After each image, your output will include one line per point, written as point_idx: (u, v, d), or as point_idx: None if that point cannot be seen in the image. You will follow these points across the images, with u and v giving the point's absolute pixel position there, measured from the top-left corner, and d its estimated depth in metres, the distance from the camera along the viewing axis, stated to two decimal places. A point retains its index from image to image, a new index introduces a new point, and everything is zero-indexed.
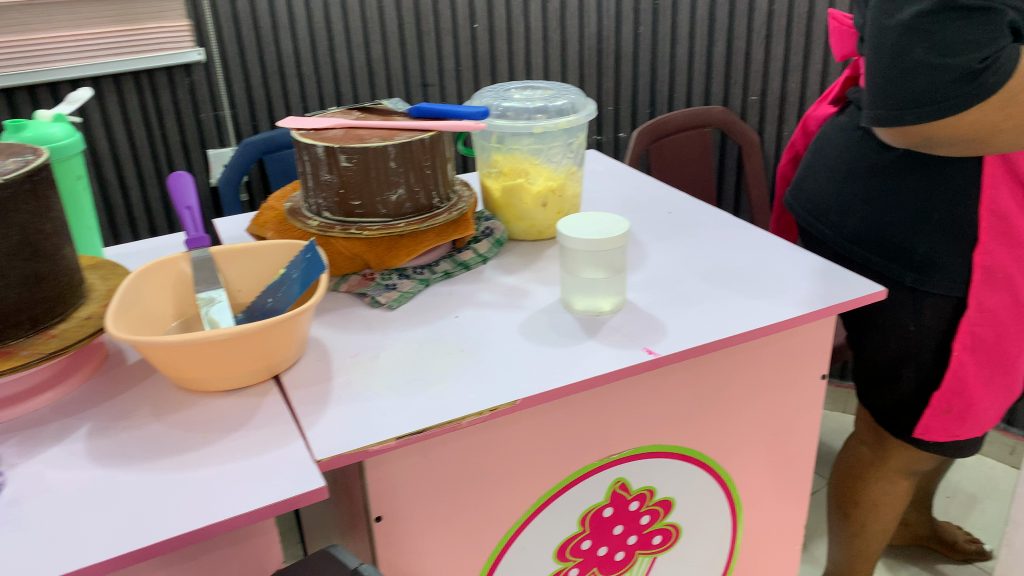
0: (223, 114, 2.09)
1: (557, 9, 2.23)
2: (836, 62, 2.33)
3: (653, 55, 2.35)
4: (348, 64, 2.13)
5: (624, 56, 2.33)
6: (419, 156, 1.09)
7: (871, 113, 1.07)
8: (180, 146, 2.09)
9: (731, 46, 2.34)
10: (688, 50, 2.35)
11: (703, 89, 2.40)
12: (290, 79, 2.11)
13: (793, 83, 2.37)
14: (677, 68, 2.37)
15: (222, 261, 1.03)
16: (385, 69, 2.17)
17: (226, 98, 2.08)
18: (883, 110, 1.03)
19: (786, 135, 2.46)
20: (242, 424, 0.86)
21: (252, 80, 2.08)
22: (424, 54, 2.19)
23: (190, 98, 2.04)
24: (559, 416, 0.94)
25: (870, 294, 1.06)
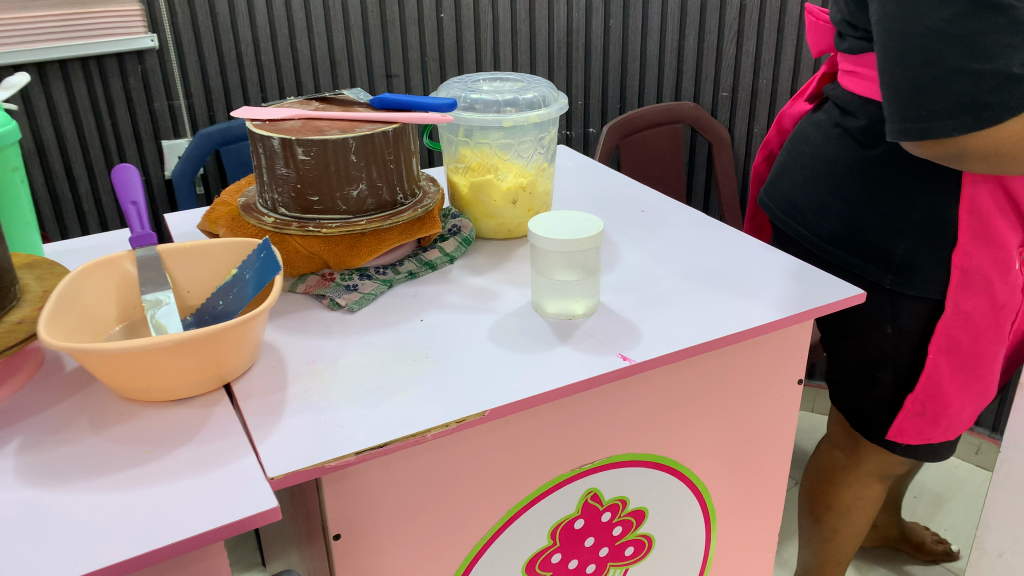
0: (178, 104, 2.01)
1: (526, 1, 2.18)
2: None
3: (621, 49, 2.31)
4: (309, 53, 2.06)
5: (594, 50, 2.29)
6: (382, 150, 1.03)
7: (893, 129, 1.01)
8: (133, 136, 2.00)
9: (702, 42, 2.31)
10: (659, 45, 2.31)
11: (673, 85, 2.36)
12: (249, 69, 2.03)
13: (763, 79, 2.35)
14: (647, 63, 2.34)
15: (169, 260, 0.97)
16: (348, 60, 2.10)
17: (181, 87, 1.99)
18: (910, 123, 0.98)
19: (756, 133, 2.45)
20: (189, 438, 0.80)
21: (208, 69, 2.00)
22: (388, 44, 2.13)
23: (142, 87, 1.96)
24: (528, 425, 0.89)
25: (849, 297, 1.03)
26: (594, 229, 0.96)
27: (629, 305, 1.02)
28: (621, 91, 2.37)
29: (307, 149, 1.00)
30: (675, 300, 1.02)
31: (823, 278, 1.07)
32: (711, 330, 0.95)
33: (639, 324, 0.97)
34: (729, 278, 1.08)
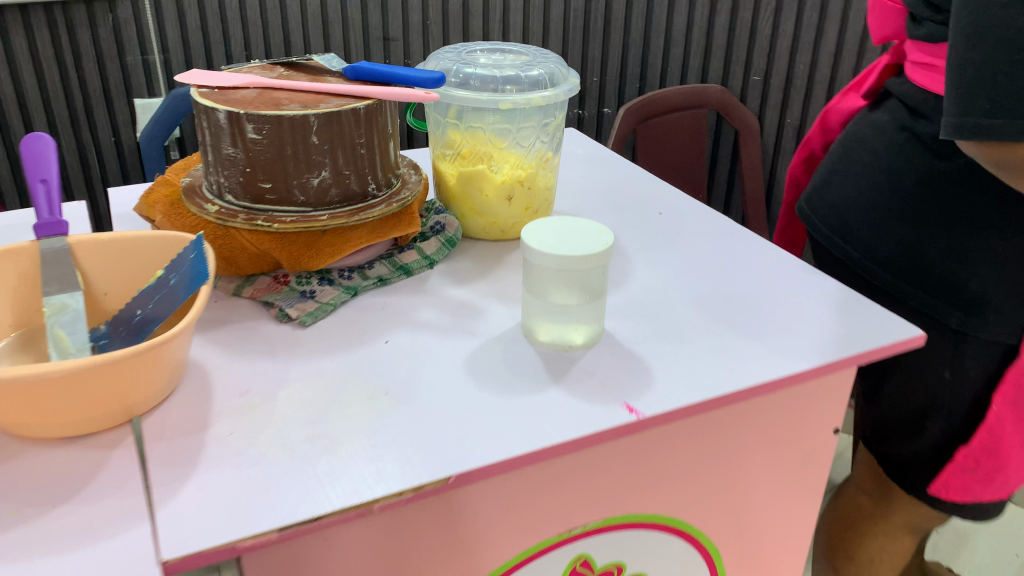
0: (152, 60, 1.82)
1: None
2: (847, 44, 2.10)
3: (646, 23, 2.11)
4: (300, 9, 1.87)
5: (614, 22, 2.08)
6: (351, 131, 0.85)
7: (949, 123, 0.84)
8: (101, 94, 1.81)
9: (734, 19, 2.10)
10: (686, 20, 2.10)
11: (699, 65, 2.16)
12: (233, 25, 1.84)
13: (799, 65, 2.15)
14: (672, 40, 2.14)
15: (83, 254, 0.79)
16: (342, 19, 1.91)
17: (156, 41, 1.80)
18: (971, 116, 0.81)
19: (786, 122, 2.24)
20: (72, 494, 0.63)
21: (186, 22, 1.80)
22: (388, 4, 1.93)
23: (113, 39, 1.76)
24: (507, 488, 0.71)
25: (906, 339, 0.85)
26: (602, 242, 0.78)
27: (639, 336, 0.84)
28: (643, 71, 2.17)
29: (257, 126, 0.82)
30: (696, 333, 0.84)
31: (876, 312, 0.90)
32: (740, 377, 0.77)
33: (651, 364, 0.79)
34: (761, 306, 0.90)
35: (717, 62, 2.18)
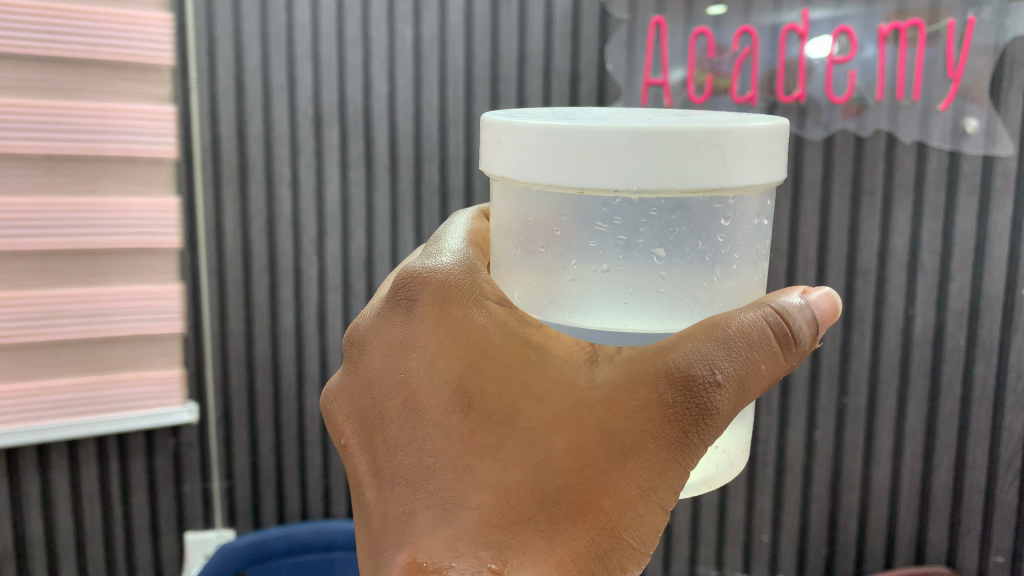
0: (212, 486, 1.62)
1: (338, 314, 1.60)
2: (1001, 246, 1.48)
3: (980, 120, 1.44)
4: (275, 354, 1.60)
5: (734, 527, 1.65)
6: None
7: None
8: (173, 478, 1.60)
9: (840, 431, 1.60)
10: (798, 489, 1.63)
11: (804, 434, 1.61)
12: (236, 366, 1.60)
13: (918, 320, 1.54)
14: (987, 276, 1.50)
15: None
16: (297, 435, 1.63)
17: (219, 466, 1.62)
18: None
19: (968, 454, 1.57)
20: None
21: (259, 450, 1.63)
22: (306, 409, 1.63)
23: (173, 465, 1.60)
24: None
25: None
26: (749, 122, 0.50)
27: None
28: (945, 349, 1.54)
29: None
30: None
31: None
32: None
33: None
34: None
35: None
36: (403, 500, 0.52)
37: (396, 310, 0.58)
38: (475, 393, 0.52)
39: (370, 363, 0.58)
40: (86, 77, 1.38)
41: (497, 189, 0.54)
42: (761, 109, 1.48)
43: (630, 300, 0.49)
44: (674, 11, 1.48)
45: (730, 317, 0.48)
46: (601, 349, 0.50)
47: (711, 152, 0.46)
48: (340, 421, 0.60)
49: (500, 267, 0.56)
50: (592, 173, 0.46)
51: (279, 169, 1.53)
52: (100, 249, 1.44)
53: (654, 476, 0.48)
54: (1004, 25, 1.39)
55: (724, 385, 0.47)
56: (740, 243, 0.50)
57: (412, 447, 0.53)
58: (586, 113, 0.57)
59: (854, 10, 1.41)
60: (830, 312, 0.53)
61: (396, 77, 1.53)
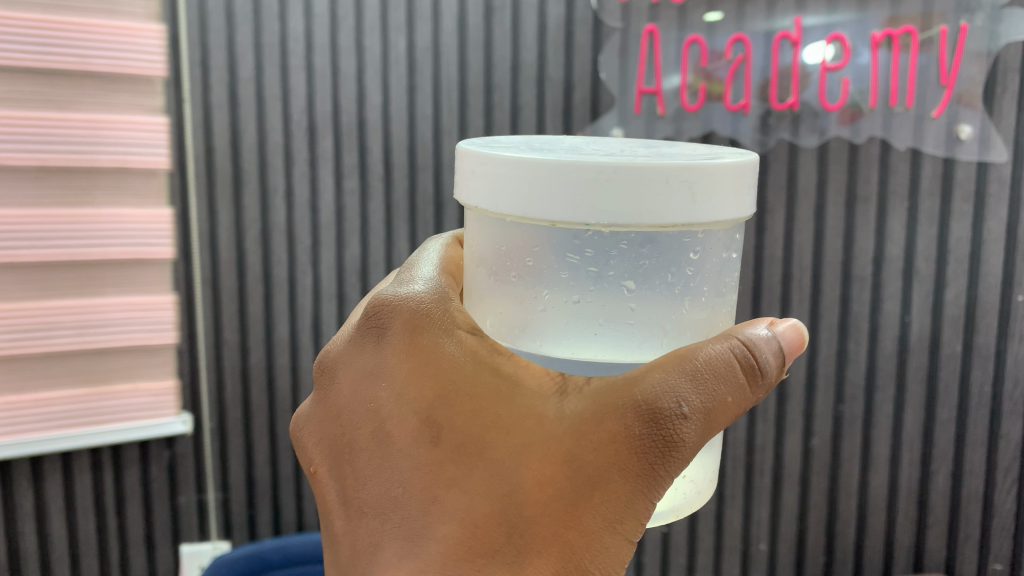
0: (208, 497, 1.62)
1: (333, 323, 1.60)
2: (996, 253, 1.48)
3: (974, 126, 1.44)
4: (270, 364, 1.60)
5: (730, 535, 1.64)
6: None
7: None
8: (168, 489, 1.60)
9: (837, 438, 1.60)
10: (796, 496, 1.62)
11: (801, 441, 1.61)
12: (230, 376, 1.59)
13: (914, 327, 1.54)
14: (983, 283, 1.51)
15: None
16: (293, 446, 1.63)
17: (214, 476, 1.62)
18: None
19: (966, 460, 1.56)
20: None
21: (255, 460, 1.63)
22: None
23: (168, 476, 1.59)
24: None
25: None
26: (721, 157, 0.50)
27: None
28: (942, 356, 1.54)
29: None
30: None
31: None
32: None
33: None
34: None
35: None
36: (373, 530, 0.53)
37: (366, 338, 0.57)
38: (443, 424, 0.52)
39: (341, 391, 0.58)
40: (78, 89, 1.38)
41: (471, 219, 0.54)
42: (754, 116, 1.48)
43: (600, 331, 0.48)
44: (668, 19, 1.48)
45: (697, 350, 0.48)
46: (572, 379, 0.49)
47: (680, 188, 0.45)
48: (309, 448, 0.60)
49: (472, 296, 0.56)
50: (561, 206, 0.46)
51: (273, 180, 1.53)
52: (92, 261, 1.44)
53: (621, 508, 0.48)
54: (997, 33, 1.39)
55: (691, 417, 0.47)
56: (711, 276, 0.49)
57: (381, 477, 0.53)
58: (563, 143, 0.57)
59: (847, 17, 1.41)
60: (796, 343, 0.51)
61: (390, 86, 1.53)
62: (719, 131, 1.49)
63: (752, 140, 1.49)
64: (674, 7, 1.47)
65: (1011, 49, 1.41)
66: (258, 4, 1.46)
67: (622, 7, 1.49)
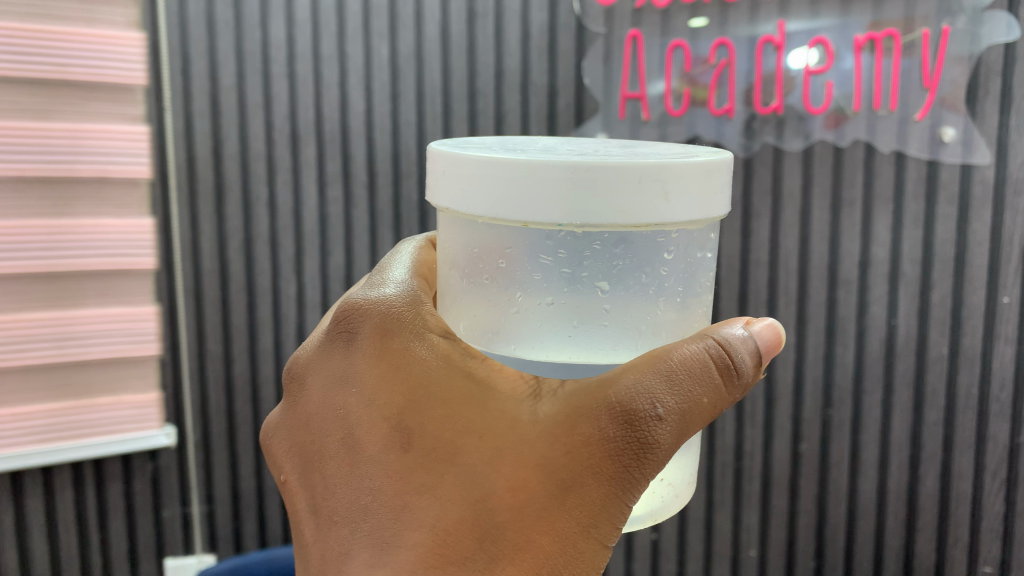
0: (193, 510, 1.60)
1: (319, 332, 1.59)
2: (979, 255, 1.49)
3: (957, 128, 1.44)
4: (255, 375, 1.59)
5: (720, 541, 1.63)
6: None
7: None
8: (152, 503, 1.58)
9: (826, 442, 1.60)
10: (785, 502, 1.62)
11: (789, 446, 1.60)
12: (215, 387, 1.58)
13: (901, 330, 1.54)
14: (968, 285, 1.51)
15: None
16: None
17: (199, 489, 1.60)
18: None
19: (954, 463, 1.56)
20: None
21: (240, 472, 1.61)
22: None
23: (151, 489, 1.57)
24: None
25: None
26: (696, 155, 0.49)
27: None
28: (928, 359, 1.54)
29: None
30: None
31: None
32: None
33: None
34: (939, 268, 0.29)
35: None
36: (342, 539, 0.52)
37: (335, 343, 0.56)
38: (414, 430, 0.51)
39: (310, 398, 0.57)
40: (57, 99, 1.37)
41: (443, 221, 0.53)
42: (739, 121, 1.48)
43: (575, 333, 0.47)
44: (651, 24, 1.48)
45: (672, 349, 0.47)
46: (546, 382, 0.49)
47: (653, 187, 0.45)
48: (279, 456, 0.59)
49: (445, 299, 0.55)
50: (533, 207, 0.45)
51: (256, 188, 1.53)
52: (72, 272, 1.42)
53: (595, 512, 0.48)
54: (978, 35, 1.40)
55: (666, 419, 0.46)
56: (686, 276, 0.49)
57: (350, 485, 0.52)
58: (535, 144, 0.57)
59: (830, 21, 1.41)
60: (773, 342, 0.51)
61: (372, 93, 1.52)
62: (704, 136, 1.50)
63: (736, 145, 1.50)
64: (657, 13, 1.47)
65: (992, 51, 1.41)
66: (240, 11, 1.46)
67: (605, 12, 1.49)
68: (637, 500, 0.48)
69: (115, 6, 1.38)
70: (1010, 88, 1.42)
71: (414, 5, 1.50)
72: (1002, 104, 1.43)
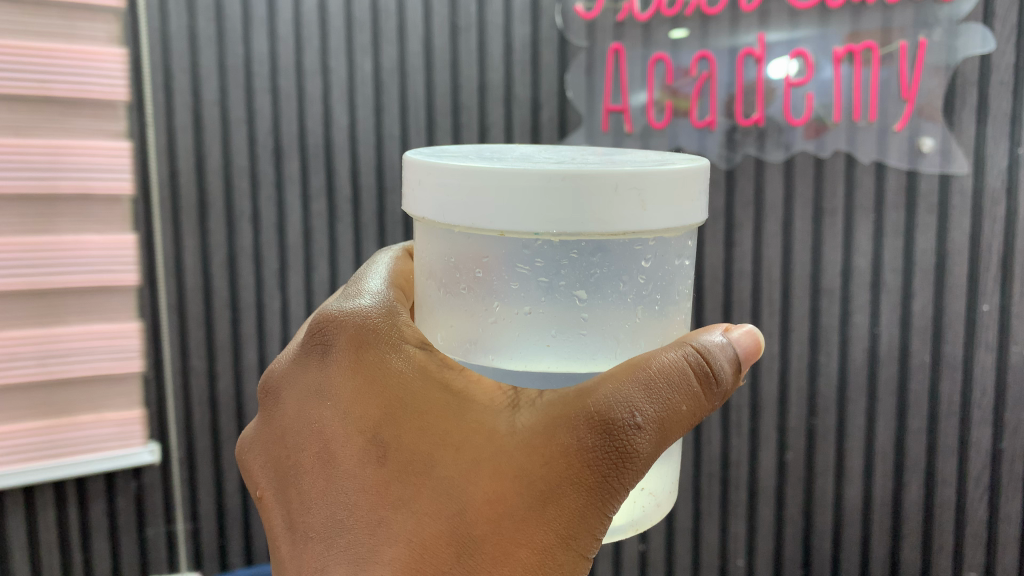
0: (177, 528, 1.59)
1: None
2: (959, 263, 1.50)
3: (935, 139, 1.46)
4: (239, 390, 1.58)
5: (707, 551, 1.63)
6: None
7: None
8: (136, 521, 1.56)
9: (811, 451, 1.60)
10: (772, 511, 1.62)
11: (775, 455, 1.61)
12: (199, 404, 1.57)
13: (884, 338, 1.55)
14: (949, 293, 1.52)
15: None
16: None
17: (184, 507, 1.59)
18: None
19: (938, 469, 1.57)
20: None
21: (226, 488, 1.60)
22: None
23: (135, 507, 1.56)
24: None
25: None
26: (673, 164, 0.49)
27: None
28: (911, 366, 1.55)
29: None
30: None
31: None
32: None
33: None
34: None
35: (1008, 414, 1.54)
36: (317, 555, 0.51)
37: (311, 356, 0.56)
38: (390, 443, 0.51)
39: (286, 412, 0.57)
40: (39, 115, 1.36)
41: (420, 230, 0.53)
42: (720, 132, 1.49)
43: (553, 343, 0.47)
44: (633, 37, 1.49)
45: (651, 358, 0.47)
46: (524, 393, 0.49)
47: (630, 195, 0.45)
48: (255, 472, 0.59)
49: (421, 309, 0.55)
50: (510, 216, 0.45)
51: (239, 203, 1.53)
52: (54, 289, 1.41)
53: (573, 524, 0.48)
54: (954, 47, 1.42)
55: (645, 427, 0.47)
56: (663, 284, 0.49)
57: (326, 500, 0.52)
58: (513, 152, 0.57)
59: (809, 32, 1.43)
60: (751, 349, 0.52)
61: (356, 107, 1.53)
62: (686, 148, 1.51)
63: (718, 156, 1.51)
64: (639, 26, 1.49)
65: (968, 62, 1.43)
66: (222, 27, 1.46)
67: (587, 26, 1.50)
68: (616, 510, 0.48)
69: (97, 21, 1.38)
70: (986, 99, 1.44)
71: (397, 20, 1.51)
72: (979, 115, 1.45)
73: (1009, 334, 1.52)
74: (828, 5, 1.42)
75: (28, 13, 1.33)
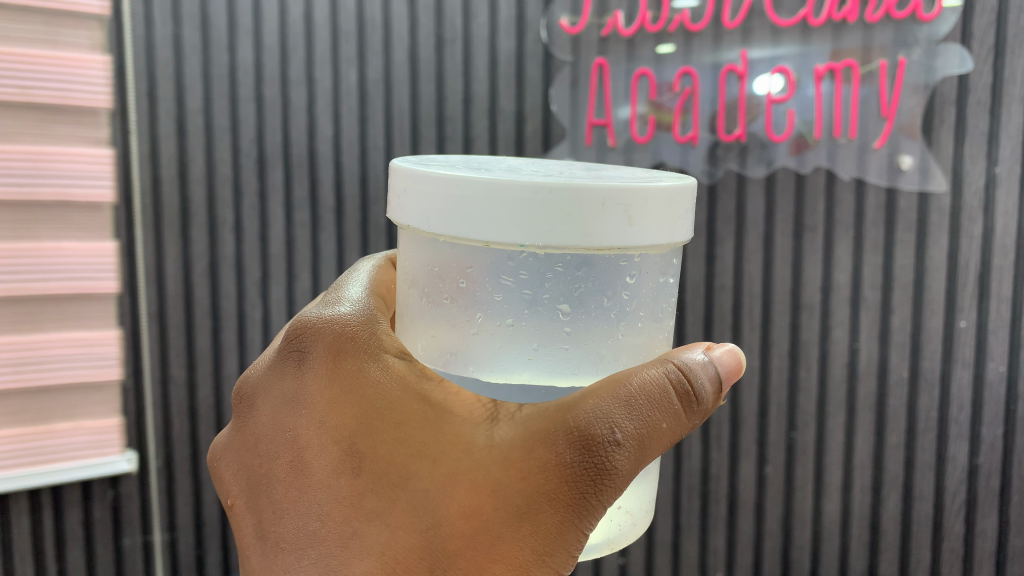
0: (154, 538, 1.57)
1: None
2: (936, 280, 1.53)
3: (914, 157, 1.48)
4: (219, 402, 1.57)
5: (687, 565, 1.63)
6: None
7: None
8: (112, 532, 1.54)
9: (792, 465, 1.61)
10: (753, 524, 1.63)
11: (756, 468, 1.61)
12: (178, 414, 1.56)
13: (863, 353, 1.56)
14: (927, 310, 1.54)
15: None
16: None
17: (160, 517, 1.57)
18: None
19: (917, 485, 1.58)
20: None
21: (204, 499, 1.58)
22: None
23: (111, 517, 1.54)
24: None
25: None
26: (660, 180, 0.49)
27: None
28: (889, 382, 1.56)
29: None
30: None
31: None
32: None
33: None
34: None
35: (984, 430, 1.56)
36: (287, 566, 0.51)
37: (287, 363, 0.56)
38: (365, 454, 0.51)
39: (261, 420, 0.56)
40: (19, 121, 1.35)
41: (404, 239, 0.53)
42: (703, 147, 1.51)
43: (535, 356, 0.47)
44: (617, 52, 1.50)
45: (632, 374, 0.48)
46: (503, 406, 0.49)
47: (616, 210, 0.45)
48: (226, 480, 0.58)
49: (402, 319, 0.55)
50: (494, 228, 0.45)
51: (221, 212, 1.52)
52: (32, 296, 1.39)
53: (550, 541, 0.47)
54: (933, 67, 1.44)
55: (624, 444, 0.47)
56: (647, 301, 0.49)
57: (298, 510, 0.52)
58: (500, 163, 0.57)
59: (792, 50, 1.45)
60: (733, 367, 0.52)
61: (341, 118, 1.53)
62: (669, 162, 1.52)
63: (701, 171, 1.52)
64: (623, 42, 1.50)
65: (947, 82, 1.46)
66: (208, 35, 1.45)
67: (571, 40, 1.52)
68: (593, 527, 0.48)
69: (81, 28, 1.38)
70: (963, 119, 1.47)
71: (383, 32, 1.51)
72: (956, 134, 1.47)
73: (985, 351, 1.54)
74: (810, 23, 1.43)
75: (9, 18, 1.32)
